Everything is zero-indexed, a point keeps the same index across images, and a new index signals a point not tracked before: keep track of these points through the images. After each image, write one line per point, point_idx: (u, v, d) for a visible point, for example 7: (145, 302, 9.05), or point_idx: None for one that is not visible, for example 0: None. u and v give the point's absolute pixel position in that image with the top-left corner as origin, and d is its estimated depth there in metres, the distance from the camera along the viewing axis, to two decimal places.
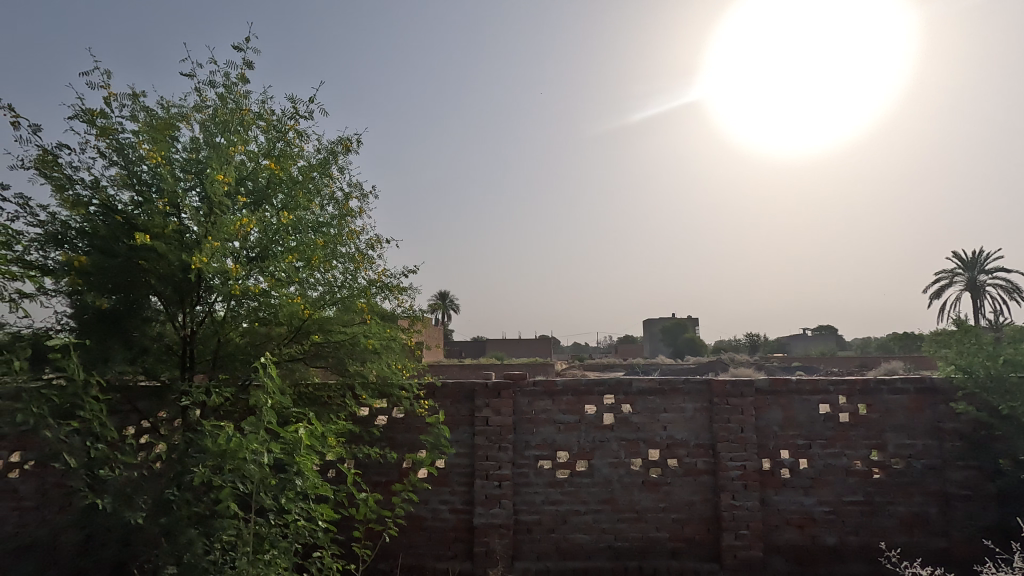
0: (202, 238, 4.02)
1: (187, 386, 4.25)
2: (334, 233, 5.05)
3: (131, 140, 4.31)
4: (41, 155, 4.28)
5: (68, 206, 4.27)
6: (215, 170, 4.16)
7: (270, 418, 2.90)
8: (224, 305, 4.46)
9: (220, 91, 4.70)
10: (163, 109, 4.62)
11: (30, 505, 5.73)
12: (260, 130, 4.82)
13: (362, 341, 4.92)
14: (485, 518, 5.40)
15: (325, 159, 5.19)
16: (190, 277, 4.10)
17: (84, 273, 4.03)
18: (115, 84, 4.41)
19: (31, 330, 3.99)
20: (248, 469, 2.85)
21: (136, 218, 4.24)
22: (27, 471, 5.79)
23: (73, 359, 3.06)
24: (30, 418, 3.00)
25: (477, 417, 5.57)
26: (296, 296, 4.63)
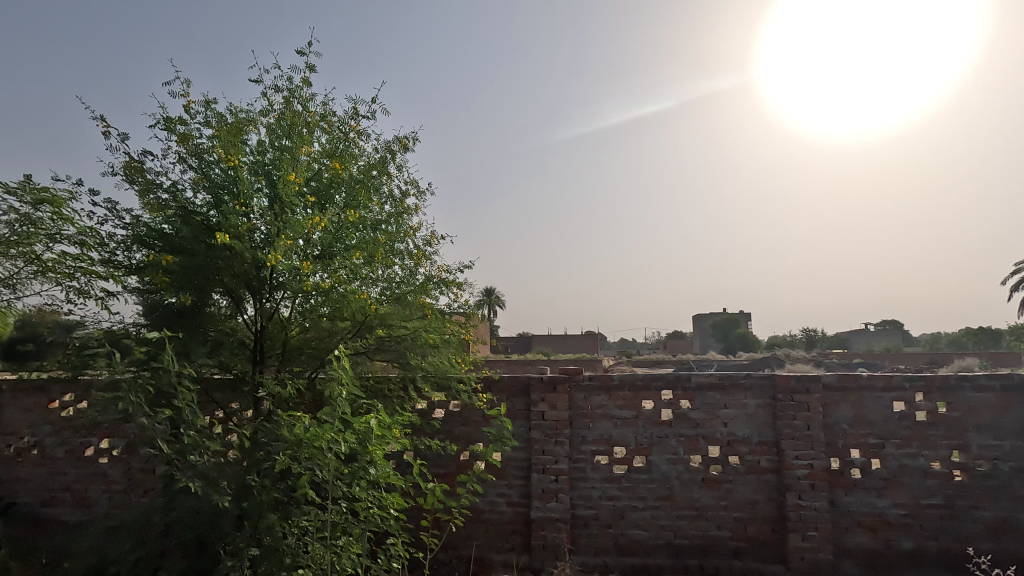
0: (275, 237, 4.21)
1: (261, 378, 4.49)
2: (392, 230, 5.18)
3: (207, 145, 4.54)
4: (127, 161, 4.58)
5: (151, 209, 4.56)
6: (286, 171, 4.38)
7: (344, 408, 3.00)
8: (291, 303, 4.68)
9: (285, 95, 4.88)
10: (233, 114, 4.85)
11: (119, 488, 6.17)
12: (322, 132, 4.97)
13: (423, 335, 5.16)
14: (542, 512, 5.42)
15: (383, 158, 5.31)
16: (262, 274, 4.33)
17: (167, 272, 4.30)
18: (191, 93, 4.66)
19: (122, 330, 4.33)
20: (325, 457, 2.96)
21: (214, 220, 4.48)
22: (115, 456, 6.24)
23: (167, 353, 3.29)
24: (128, 406, 3.25)
25: (533, 412, 5.60)
26: (361, 291, 4.80)
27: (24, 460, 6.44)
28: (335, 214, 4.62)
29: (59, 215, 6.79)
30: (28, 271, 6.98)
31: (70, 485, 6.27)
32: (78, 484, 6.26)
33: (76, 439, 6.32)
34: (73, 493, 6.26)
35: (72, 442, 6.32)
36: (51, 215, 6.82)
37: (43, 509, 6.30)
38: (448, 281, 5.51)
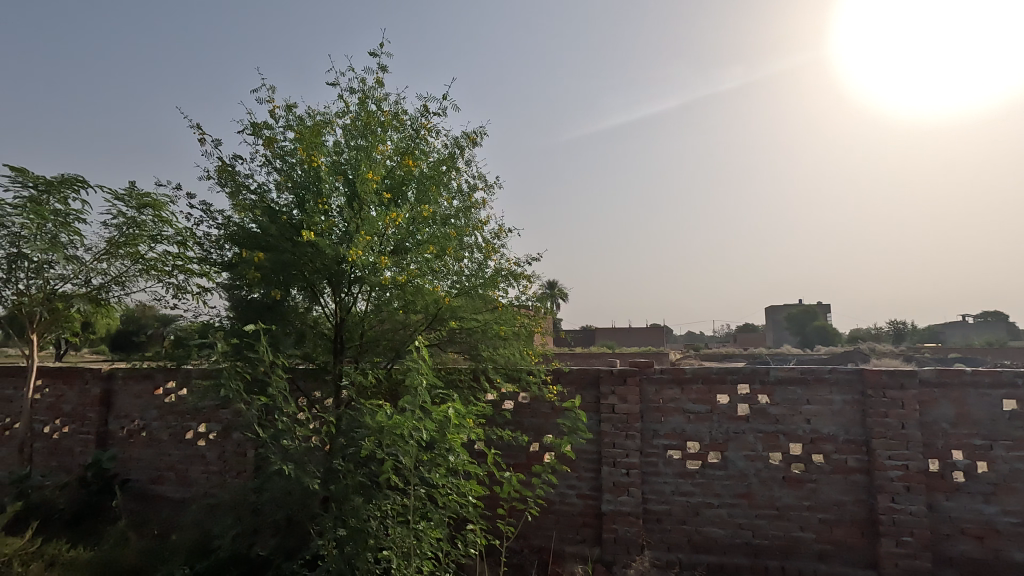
0: (354, 233, 4.41)
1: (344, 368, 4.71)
2: (461, 224, 5.27)
3: (290, 148, 4.79)
4: (220, 165, 4.91)
5: (242, 210, 4.87)
6: (365, 169, 4.55)
7: (424, 397, 3.09)
8: (368, 297, 4.88)
9: (359, 97, 5.06)
10: (312, 117, 5.09)
11: (215, 469, 6.68)
12: (394, 130, 5.12)
13: (494, 327, 5.24)
14: (613, 505, 5.38)
15: (452, 153, 5.40)
16: (343, 268, 4.52)
17: (259, 268, 4.58)
18: (275, 99, 4.93)
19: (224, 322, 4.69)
20: (407, 444, 3.07)
21: (299, 218, 4.74)
22: (212, 440, 6.75)
23: (263, 343, 3.52)
24: (228, 393, 3.50)
25: (603, 405, 5.54)
26: (435, 284, 4.94)
27: (135, 441, 7.11)
28: (410, 210, 4.76)
29: (159, 218, 7.42)
30: (135, 269, 7.67)
31: (174, 465, 6.86)
32: (181, 464, 6.83)
33: (178, 423, 6.89)
34: (177, 472, 6.84)
35: (175, 425, 6.90)
36: (152, 218, 7.44)
37: (152, 486, 6.93)
38: (517, 274, 5.54)
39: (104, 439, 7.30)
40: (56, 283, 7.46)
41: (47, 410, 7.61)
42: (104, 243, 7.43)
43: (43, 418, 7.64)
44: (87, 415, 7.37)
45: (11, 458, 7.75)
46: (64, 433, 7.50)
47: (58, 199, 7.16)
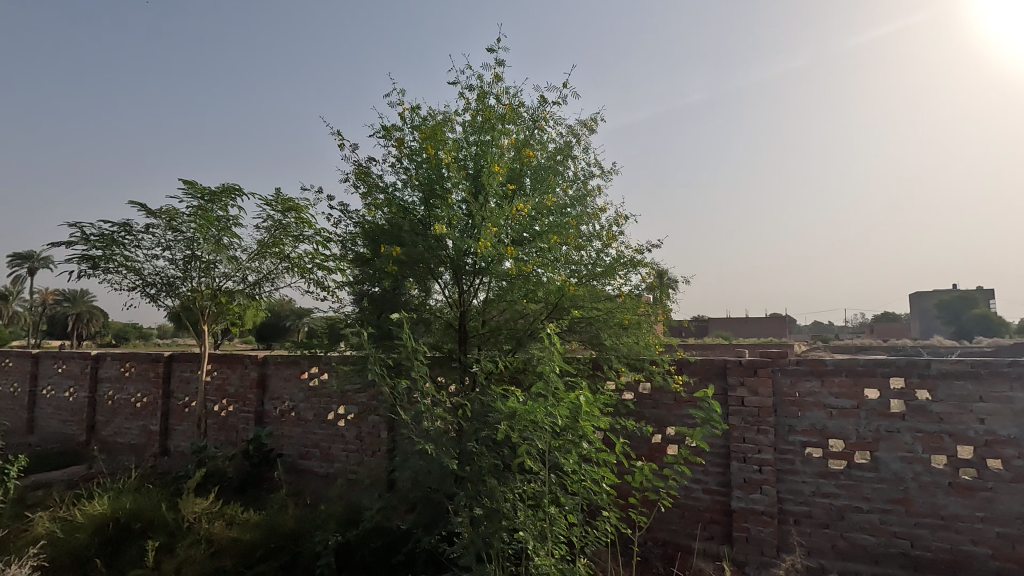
0: (481, 225, 4.56)
1: (474, 356, 4.90)
2: (579, 213, 5.26)
3: (416, 147, 5.05)
4: (356, 168, 5.30)
5: (377, 208, 5.23)
6: (491, 163, 4.68)
7: (556, 384, 3.14)
8: (493, 287, 5.04)
9: (478, 93, 5.21)
10: (435, 117, 5.33)
11: (354, 448, 7.29)
12: (513, 124, 5.22)
13: (617, 317, 5.17)
14: (744, 503, 5.10)
15: (569, 142, 5.40)
16: (473, 260, 4.71)
17: (397, 261, 4.89)
18: (402, 102, 5.21)
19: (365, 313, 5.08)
20: (542, 429, 3.13)
21: (428, 213, 5.00)
22: (350, 421, 7.38)
23: (405, 331, 3.77)
24: (374, 377, 3.79)
25: (731, 397, 5.26)
26: (559, 274, 4.99)
27: (286, 421, 7.96)
28: (535, 200, 4.86)
29: (301, 220, 8.21)
30: (281, 267, 8.57)
31: (318, 442, 7.60)
32: (324, 442, 7.54)
33: (321, 405, 7.60)
34: (321, 449, 7.56)
35: (319, 407, 7.63)
36: (295, 220, 8.25)
37: (301, 461, 7.73)
38: (637, 261, 5.38)
39: (261, 417, 8.25)
40: (220, 281, 8.54)
41: (216, 390, 8.75)
42: (256, 244, 8.36)
43: (213, 398, 8.80)
44: (247, 396, 8.38)
45: (190, 431, 9.02)
46: (230, 412, 8.58)
47: (220, 207, 8.17)
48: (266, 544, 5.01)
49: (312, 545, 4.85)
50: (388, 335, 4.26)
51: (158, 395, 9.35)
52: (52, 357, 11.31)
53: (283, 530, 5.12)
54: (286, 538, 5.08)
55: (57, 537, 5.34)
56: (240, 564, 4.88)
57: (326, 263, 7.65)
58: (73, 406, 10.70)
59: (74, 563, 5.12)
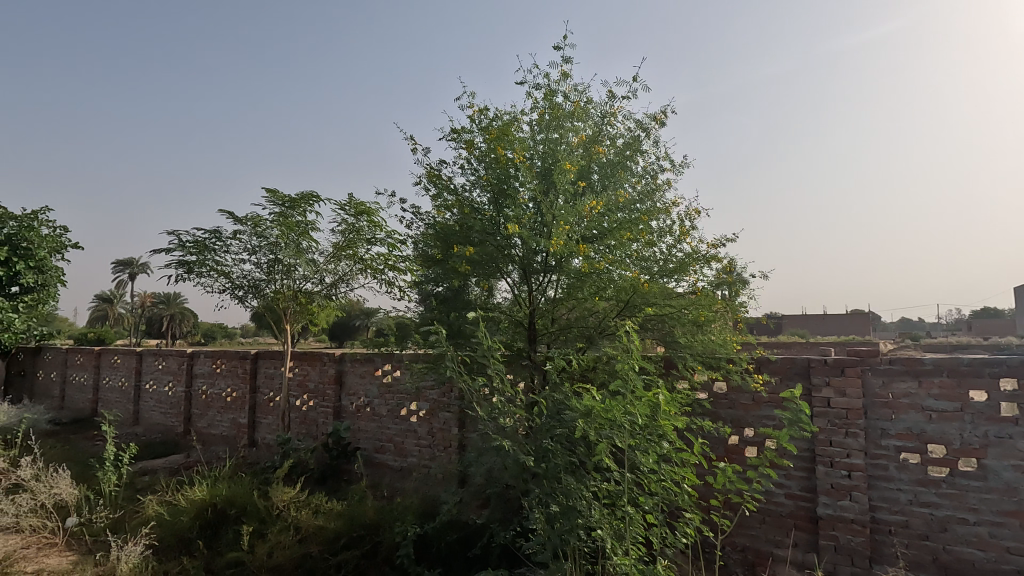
0: (553, 223, 4.57)
1: (548, 353, 4.93)
2: (649, 208, 5.16)
3: (485, 148, 5.12)
4: (428, 171, 5.44)
5: (448, 210, 5.36)
6: (562, 160, 4.67)
7: (635, 382, 3.12)
8: (563, 285, 5.05)
9: (545, 92, 5.22)
10: (503, 118, 5.39)
11: (426, 443, 7.50)
12: (581, 120, 5.18)
13: (693, 313, 5.04)
14: (831, 510, 4.82)
15: (638, 136, 5.30)
16: (552, 258, 4.76)
17: (470, 261, 4.99)
18: (470, 104, 5.31)
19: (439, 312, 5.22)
20: (621, 427, 3.10)
21: (497, 213, 5.06)
22: (422, 417, 7.59)
23: (481, 330, 3.84)
24: (450, 374, 3.88)
25: (816, 398, 4.99)
26: (633, 270, 4.92)
27: (362, 416, 8.29)
28: (608, 197, 4.85)
29: (373, 223, 8.52)
30: (354, 269, 8.93)
31: (392, 437, 7.87)
32: (398, 437, 7.81)
33: (395, 401, 7.87)
34: (395, 443, 7.83)
35: (392, 403, 7.91)
36: (367, 223, 8.58)
37: (376, 455, 8.03)
38: (712, 256, 5.19)
39: (339, 412, 8.65)
40: (300, 283, 9.03)
41: (297, 386, 9.25)
42: (332, 247, 8.77)
43: (295, 393, 9.31)
44: (326, 392, 8.80)
45: (275, 424, 9.59)
46: (310, 406, 9.05)
47: (299, 213, 8.62)
48: (348, 533, 5.25)
49: (392, 536, 5.03)
50: (466, 333, 4.36)
51: (246, 390, 10.00)
52: (153, 354, 12.35)
53: (364, 520, 5.34)
54: (367, 527, 5.30)
55: (164, 519, 5.83)
56: (325, 550, 5.15)
57: (397, 264, 7.91)
58: (172, 399, 11.64)
59: (179, 544, 5.57)
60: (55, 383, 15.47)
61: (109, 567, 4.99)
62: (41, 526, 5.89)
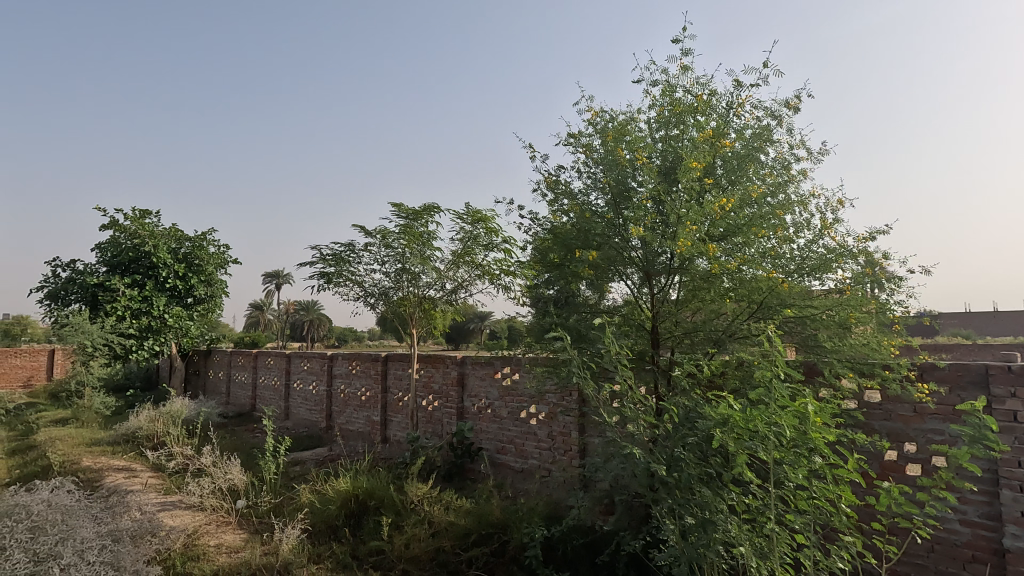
0: (677, 223, 4.39)
1: (677, 356, 4.77)
2: (782, 201, 4.79)
3: (602, 151, 5.08)
4: (546, 177, 5.52)
5: (567, 214, 5.38)
6: (688, 158, 4.45)
7: (779, 391, 2.89)
8: (687, 285, 4.86)
9: (663, 87, 5.06)
10: (620, 118, 5.31)
11: (546, 446, 7.56)
12: (702, 114, 4.94)
13: (841, 315, 4.56)
14: (1021, 543, 4.08)
15: (768, 125, 4.94)
16: (678, 261, 4.62)
17: (593, 265, 4.98)
18: (587, 107, 5.30)
19: (560, 316, 5.23)
20: (765, 439, 2.90)
21: (616, 215, 4.97)
22: (542, 420, 7.67)
23: (608, 336, 3.86)
24: (577, 380, 3.88)
25: (995, 411, 4.10)
26: (771, 270, 4.61)
27: (484, 417, 8.57)
28: (740, 191, 4.59)
29: (490, 230, 8.79)
30: (473, 275, 9.29)
31: (513, 439, 8.04)
32: (519, 438, 7.96)
33: (515, 403, 8.04)
34: (516, 445, 7.99)
35: (513, 405, 8.09)
36: (484, 231, 8.87)
37: (498, 455, 8.24)
38: (859, 250, 4.69)
39: (463, 413, 9.02)
40: (425, 289, 9.56)
41: (423, 387, 9.79)
42: (451, 255, 9.18)
43: (421, 394, 9.84)
44: (450, 393, 9.22)
45: (404, 422, 10.22)
46: (436, 406, 9.54)
47: (422, 223, 9.14)
48: (477, 531, 5.44)
49: (519, 536, 5.13)
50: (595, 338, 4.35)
51: (378, 390, 10.79)
52: (300, 357, 13.75)
53: (492, 519, 5.51)
54: (495, 526, 5.47)
55: (316, 506, 6.45)
56: (457, 546, 5.37)
57: (514, 269, 8.10)
58: (316, 397, 12.88)
59: (329, 530, 6.12)
60: (222, 381, 17.83)
61: (273, 547, 5.62)
62: (219, 505, 6.79)
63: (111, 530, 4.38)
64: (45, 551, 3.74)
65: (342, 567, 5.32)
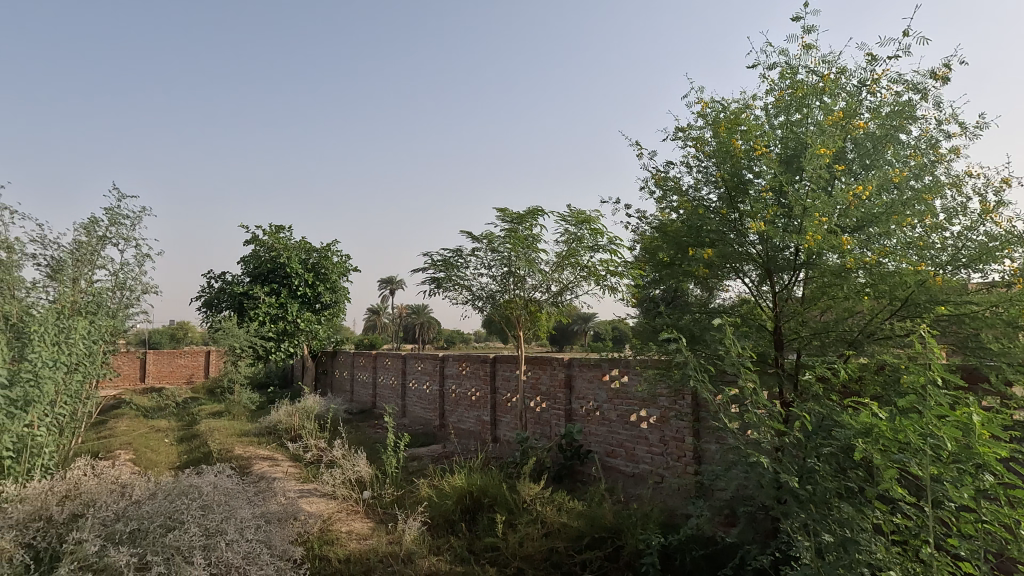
0: (803, 215, 4.10)
1: (805, 358, 4.39)
2: (929, 184, 4.26)
3: (713, 143, 4.85)
4: (654, 174, 5.37)
5: (677, 211, 5.19)
6: (814, 144, 4.11)
7: (936, 398, 2.56)
8: (813, 282, 4.50)
9: (781, 71, 4.72)
10: (733, 107, 5.05)
11: (658, 451, 7.32)
12: (827, 96, 4.54)
13: (1010, 311, 3.85)
14: None
15: (909, 100, 4.41)
16: (805, 256, 4.27)
17: (709, 263, 4.75)
18: (697, 98, 5.09)
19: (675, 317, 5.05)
20: (920, 452, 2.58)
21: (731, 209, 4.72)
22: (653, 424, 7.44)
23: (729, 337, 3.77)
24: (696, 384, 3.73)
25: None
26: (919, 262, 4.11)
27: (592, 419, 8.48)
28: (878, 176, 4.18)
29: (594, 230, 8.72)
30: (578, 276, 9.26)
31: (623, 442, 7.89)
32: (629, 442, 7.79)
33: (625, 406, 7.89)
34: (626, 449, 7.83)
35: (622, 408, 7.94)
36: (589, 231, 8.81)
37: (608, 459, 8.12)
38: None
39: (570, 414, 9.00)
40: (531, 292, 9.70)
41: (531, 388, 9.92)
42: (556, 257, 9.22)
43: (529, 395, 9.98)
44: (558, 395, 9.25)
45: (512, 423, 10.42)
46: (544, 408, 9.62)
47: (527, 226, 9.27)
48: (591, 534, 5.40)
49: (634, 541, 5.02)
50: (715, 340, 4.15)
51: (488, 390, 11.11)
52: (414, 358, 14.54)
53: (605, 523, 5.44)
54: (608, 530, 5.39)
55: (434, 500, 6.77)
56: (570, 547, 5.36)
57: (621, 269, 7.96)
58: (430, 396, 13.53)
59: (447, 524, 6.40)
60: (347, 381, 19.32)
61: (397, 536, 5.98)
62: (349, 495, 7.37)
63: (263, 512, 4.91)
64: (214, 526, 4.29)
65: (461, 560, 5.53)
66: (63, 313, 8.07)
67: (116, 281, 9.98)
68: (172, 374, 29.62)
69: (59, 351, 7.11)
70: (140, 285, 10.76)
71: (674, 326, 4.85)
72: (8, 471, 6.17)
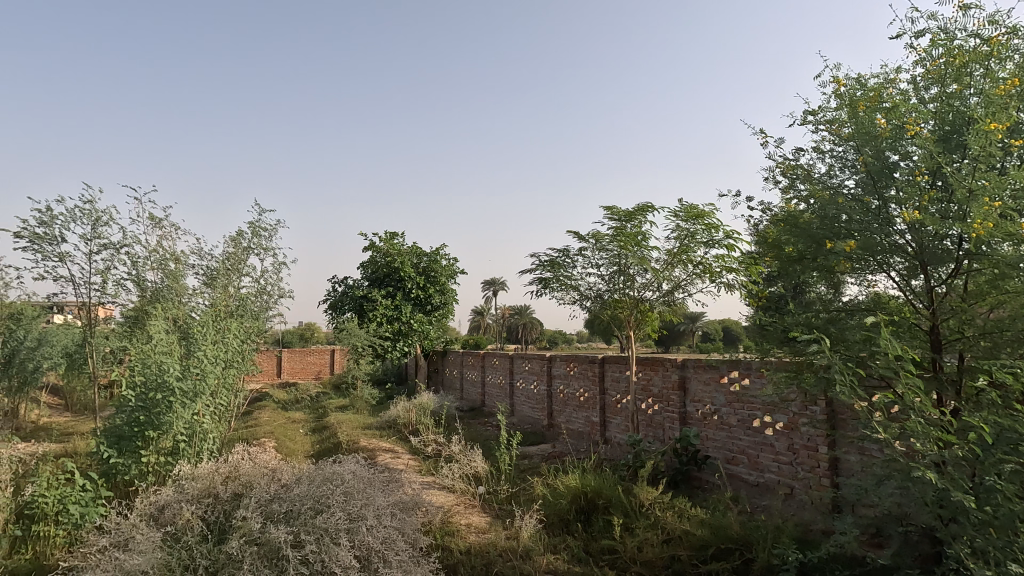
0: (968, 200, 3.62)
1: (975, 361, 3.82)
2: None
3: (850, 125, 4.43)
4: (782, 163, 5.02)
5: (808, 201, 4.78)
6: (982, 119, 3.60)
7: None
8: (978, 275, 3.96)
9: (932, 39, 4.21)
10: (874, 84, 4.59)
11: (786, 460, 6.81)
12: (994, 62, 3.97)
13: None
14: None
15: None
16: (970, 247, 3.76)
17: (852, 255, 4.24)
18: (829, 78, 4.69)
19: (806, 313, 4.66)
20: None
21: (874, 196, 4.26)
22: (779, 431, 6.94)
23: (883, 337, 3.41)
24: (843, 389, 3.43)
25: None
26: None
27: (710, 423, 8.09)
28: None
29: (708, 225, 8.32)
30: (691, 275, 8.88)
31: (745, 449, 7.44)
32: (752, 449, 7.33)
33: (747, 411, 7.43)
34: (749, 456, 7.38)
35: (743, 413, 7.49)
36: (702, 226, 8.42)
37: (729, 466, 7.70)
38: None
39: (685, 418, 8.63)
40: (641, 290, 9.45)
41: (642, 390, 9.66)
42: (668, 255, 8.92)
43: (640, 396, 9.73)
44: (671, 397, 8.91)
45: (622, 425, 10.24)
46: (656, 410, 9.32)
47: (636, 224, 9.06)
48: (717, 544, 5.14)
49: (766, 555, 4.70)
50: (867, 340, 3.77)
51: (597, 391, 11.00)
52: (521, 358, 14.76)
53: (731, 533, 5.16)
54: (736, 541, 5.10)
55: (548, 499, 6.81)
56: (694, 556, 5.15)
57: (739, 265, 7.53)
58: (538, 396, 13.67)
59: (562, 523, 6.41)
60: (456, 380, 20.09)
61: (514, 532, 6.10)
62: (466, 489, 7.63)
63: (395, 501, 5.24)
64: (356, 511, 4.66)
65: (578, 560, 5.52)
66: (219, 316, 9.20)
67: (259, 287, 11.20)
68: (302, 372, 32.62)
69: (218, 349, 8.12)
70: (278, 290, 11.96)
71: (808, 325, 4.48)
72: (181, 453, 7.13)
